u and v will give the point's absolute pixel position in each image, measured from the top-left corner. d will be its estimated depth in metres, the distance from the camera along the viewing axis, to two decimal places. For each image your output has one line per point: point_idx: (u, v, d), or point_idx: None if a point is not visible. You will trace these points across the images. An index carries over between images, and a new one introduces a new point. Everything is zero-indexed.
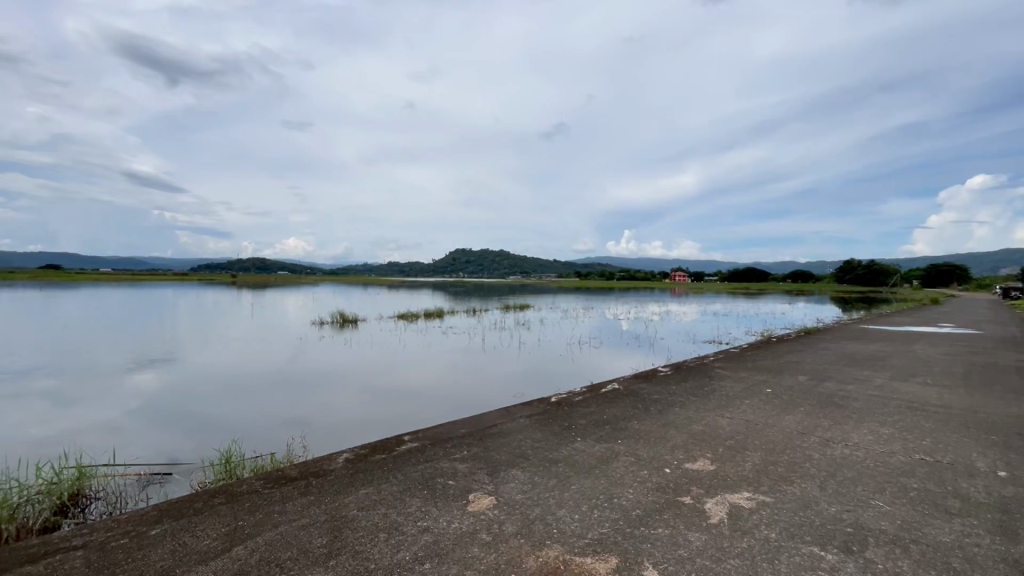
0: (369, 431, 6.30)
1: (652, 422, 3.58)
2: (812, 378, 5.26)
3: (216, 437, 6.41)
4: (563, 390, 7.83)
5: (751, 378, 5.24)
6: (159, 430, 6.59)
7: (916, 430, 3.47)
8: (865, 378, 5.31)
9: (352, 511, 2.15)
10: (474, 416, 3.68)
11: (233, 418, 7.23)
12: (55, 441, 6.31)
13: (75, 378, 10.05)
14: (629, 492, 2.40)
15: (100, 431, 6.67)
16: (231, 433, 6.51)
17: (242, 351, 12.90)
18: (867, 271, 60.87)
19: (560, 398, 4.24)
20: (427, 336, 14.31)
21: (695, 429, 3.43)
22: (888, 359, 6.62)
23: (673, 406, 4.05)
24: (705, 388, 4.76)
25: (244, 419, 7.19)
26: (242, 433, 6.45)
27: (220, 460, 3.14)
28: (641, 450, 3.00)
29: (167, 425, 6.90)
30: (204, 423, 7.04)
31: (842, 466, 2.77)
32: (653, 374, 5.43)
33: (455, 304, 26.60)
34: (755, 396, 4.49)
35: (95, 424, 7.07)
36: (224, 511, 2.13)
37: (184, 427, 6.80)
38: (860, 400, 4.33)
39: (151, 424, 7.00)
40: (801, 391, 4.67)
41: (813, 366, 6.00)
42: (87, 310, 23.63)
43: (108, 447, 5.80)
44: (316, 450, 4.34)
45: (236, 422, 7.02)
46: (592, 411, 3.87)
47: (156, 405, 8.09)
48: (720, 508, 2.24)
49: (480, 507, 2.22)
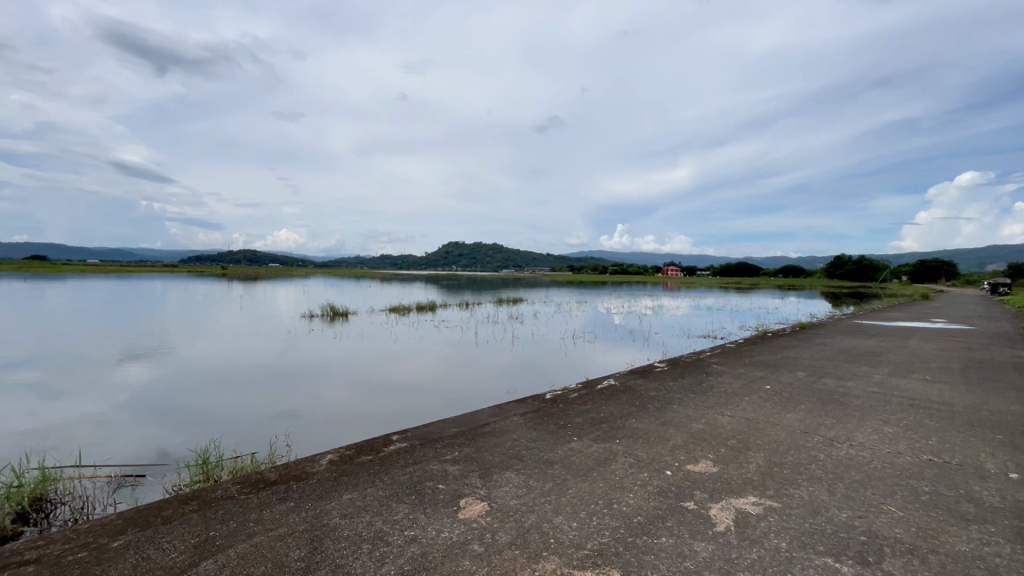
0: (362, 428, 6.14)
1: (650, 420, 3.46)
2: (811, 374, 5.17)
3: (207, 432, 6.25)
4: (556, 385, 7.71)
5: (749, 374, 5.14)
6: (148, 426, 6.43)
7: (920, 429, 3.38)
8: (863, 374, 5.24)
9: (334, 519, 2.00)
10: (467, 414, 3.55)
11: (225, 411, 7.08)
12: (40, 436, 6.13)
13: (60, 371, 9.78)
14: (629, 497, 2.27)
15: (88, 427, 6.49)
16: (221, 429, 6.36)
17: (232, 344, 12.70)
18: (857, 266, 61.37)
19: (555, 394, 4.11)
20: (417, 331, 14.02)
21: (695, 428, 3.32)
22: (884, 355, 6.58)
23: (671, 403, 3.94)
24: (703, 384, 4.65)
25: (235, 412, 7.04)
26: (233, 429, 6.31)
27: (196, 460, 2.97)
28: (640, 450, 2.87)
29: (154, 419, 6.72)
30: (195, 416, 6.88)
31: (849, 467, 2.67)
32: (649, 369, 5.31)
33: (447, 298, 25.88)
34: (754, 392, 4.38)
35: (83, 417, 6.90)
36: (196, 520, 1.98)
37: (173, 423, 6.62)
38: (861, 397, 4.24)
39: (138, 418, 6.82)
40: (800, 388, 4.57)
41: (810, 361, 5.93)
42: (74, 302, 23.09)
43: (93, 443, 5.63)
44: (300, 450, 4.09)
45: (227, 415, 6.87)
46: (588, 408, 3.75)
47: (145, 397, 7.91)
48: (726, 514, 2.12)
49: (472, 514, 2.08)
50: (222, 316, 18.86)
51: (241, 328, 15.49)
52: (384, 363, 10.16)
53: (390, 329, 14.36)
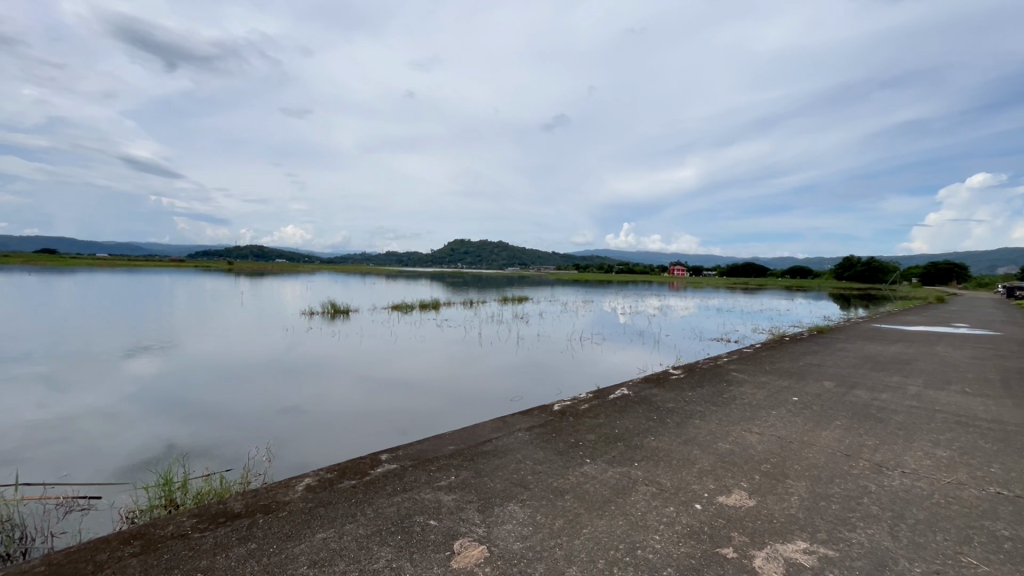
0: (369, 426, 5.77)
1: (671, 438, 3.09)
2: (840, 384, 4.79)
3: (210, 426, 6.01)
4: (564, 386, 7.37)
5: (772, 383, 4.76)
6: (151, 420, 6.22)
7: (977, 453, 2.99)
8: (896, 385, 4.84)
9: (299, 570, 1.65)
10: (466, 429, 3.19)
11: (230, 403, 6.88)
12: (35, 432, 5.84)
13: (64, 362, 9.63)
14: (655, 540, 1.92)
15: (92, 419, 6.31)
16: (226, 421, 6.13)
17: (239, 337, 12.57)
18: (867, 267, 60.51)
19: (564, 406, 3.76)
20: (421, 329, 13.64)
21: (722, 449, 2.95)
22: (914, 363, 6.17)
23: (692, 418, 3.57)
24: (724, 395, 4.27)
25: (241, 405, 6.82)
26: (236, 422, 6.07)
27: (158, 481, 2.62)
28: (662, 477, 2.51)
29: (154, 415, 6.43)
30: (200, 408, 6.69)
31: (908, 503, 2.29)
32: (665, 377, 4.92)
33: (452, 296, 25.77)
34: (782, 405, 4.01)
35: (81, 410, 6.62)
36: (134, 568, 1.63)
37: (177, 415, 6.39)
38: (901, 414, 3.84)
39: (139, 412, 6.52)
40: (831, 401, 4.17)
41: (835, 369, 5.53)
42: (86, 295, 23.30)
43: (93, 441, 5.41)
44: (276, 475, 3.64)
45: (232, 408, 6.66)
46: (601, 422, 3.39)
47: (152, 389, 7.74)
48: (774, 566, 1.76)
49: (468, 563, 1.72)
50: (228, 310, 18.75)
51: (246, 323, 15.16)
52: (390, 359, 9.93)
53: (391, 328, 13.95)
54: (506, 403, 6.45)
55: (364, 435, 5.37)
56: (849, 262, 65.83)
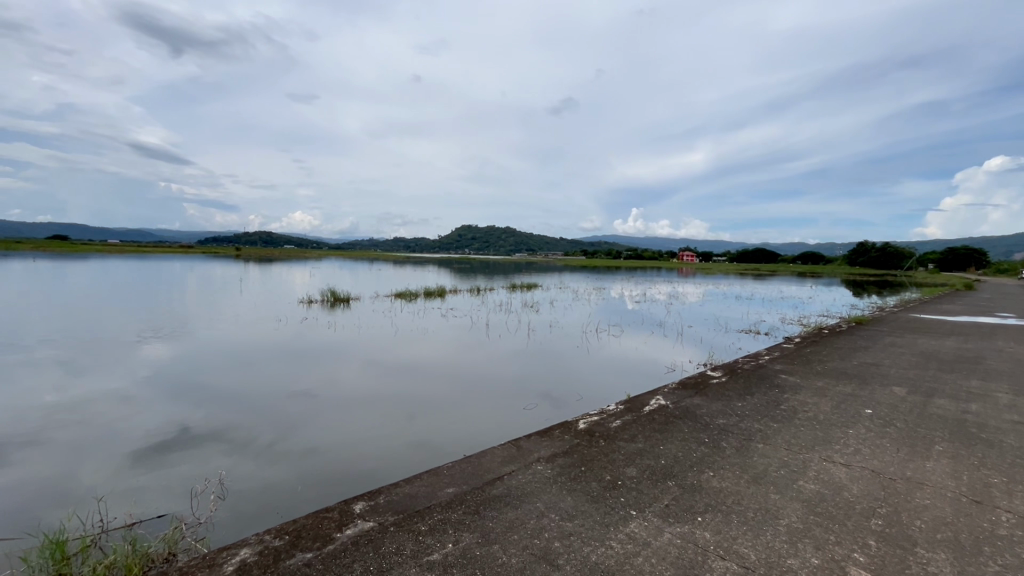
0: (377, 409, 5.19)
1: (737, 475, 2.38)
2: (914, 391, 4.03)
3: (202, 408, 5.45)
4: (581, 373, 6.71)
5: (834, 391, 4.00)
6: (136, 403, 5.63)
7: None
8: (979, 392, 4.06)
9: None
10: (469, 460, 2.50)
11: (225, 386, 6.33)
12: (32, 411, 5.41)
13: (41, 347, 9.02)
14: None
15: (63, 401, 5.72)
16: (222, 403, 5.59)
17: (237, 323, 12.01)
18: (882, 252, 58.96)
19: (591, 423, 3.05)
20: (425, 318, 12.94)
21: (808, 491, 2.24)
22: (984, 362, 5.36)
23: (753, 441, 2.84)
24: (781, 407, 3.52)
25: (238, 387, 6.27)
26: (231, 405, 5.51)
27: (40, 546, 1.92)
28: (743, 545, 1.79)
29: (133, 398, 5.82)
30: (195, 390, 6.14)
31: None
32: (705, 382, 4.17)
33: (459, 282, 25.28)
34: (857, 421, 3.27)
35: (82, 390, 6.16)
36: None
37: (166, 398, 5.83)
38: (1012, 434, 3.07)
39: (140, 394, 6.00)
40: (915, 415, 3.41)
41: (898, 371, 4.77)
42: (89, 280, 22.90)
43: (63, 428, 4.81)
44: (229, 520, 2.92)
45: (228, 391, 6.11)
46: (641, 448, 2.69)
47: (141, 372, 7.18)
48: None
49: None
50: (229, 296, 18.19)
51: (252, 309, 14.63)
52: (398, 344, 9.38)
53: (394, 316, 13.30)
54: (523, 391, 5.81)
55: (375, 420, 4.79)
56: (864, 249, 64.26)
